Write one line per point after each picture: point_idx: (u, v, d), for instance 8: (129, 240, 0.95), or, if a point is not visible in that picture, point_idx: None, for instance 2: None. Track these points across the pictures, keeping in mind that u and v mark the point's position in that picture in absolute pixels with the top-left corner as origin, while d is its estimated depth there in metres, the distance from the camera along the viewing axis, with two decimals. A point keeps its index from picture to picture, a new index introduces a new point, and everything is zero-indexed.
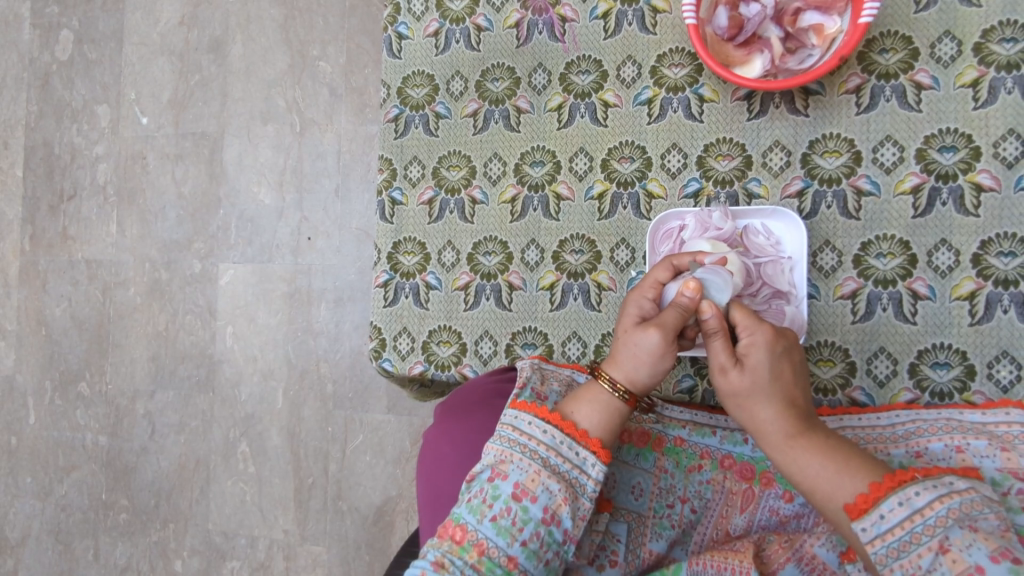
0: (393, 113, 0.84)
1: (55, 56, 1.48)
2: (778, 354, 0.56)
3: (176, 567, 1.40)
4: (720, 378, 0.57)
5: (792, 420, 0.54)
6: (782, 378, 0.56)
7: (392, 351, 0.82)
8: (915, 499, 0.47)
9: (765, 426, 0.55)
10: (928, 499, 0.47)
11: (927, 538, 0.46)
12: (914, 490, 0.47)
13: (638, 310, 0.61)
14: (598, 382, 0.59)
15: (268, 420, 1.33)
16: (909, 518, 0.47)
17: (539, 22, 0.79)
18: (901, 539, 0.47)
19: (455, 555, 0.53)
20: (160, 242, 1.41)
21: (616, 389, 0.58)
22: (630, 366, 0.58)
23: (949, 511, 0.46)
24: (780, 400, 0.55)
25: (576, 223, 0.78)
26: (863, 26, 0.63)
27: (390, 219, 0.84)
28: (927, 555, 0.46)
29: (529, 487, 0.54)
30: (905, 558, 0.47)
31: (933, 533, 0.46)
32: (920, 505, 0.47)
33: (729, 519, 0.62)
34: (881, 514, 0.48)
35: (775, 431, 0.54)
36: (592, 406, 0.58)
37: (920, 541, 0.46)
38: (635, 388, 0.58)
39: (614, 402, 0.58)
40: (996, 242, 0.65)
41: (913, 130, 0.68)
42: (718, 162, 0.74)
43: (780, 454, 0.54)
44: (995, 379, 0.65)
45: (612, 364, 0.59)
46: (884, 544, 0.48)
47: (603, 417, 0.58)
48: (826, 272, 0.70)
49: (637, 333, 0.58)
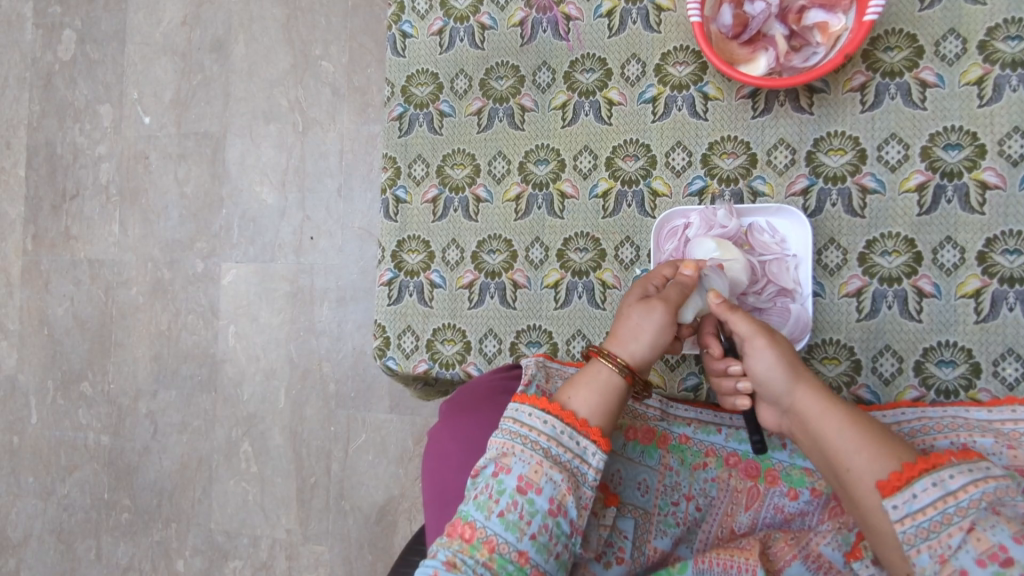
0: (397, 111, 0.84)
1: (57, 55, 1.49)
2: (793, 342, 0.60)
3: (179, 567, 1.40)
4: (756, 349, 0.58)
5: (826, 394, 0.55)
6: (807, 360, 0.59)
7: (397, 349, 0.82)
8: (949, 481, 0.46)
9: (802, 397, 0.55)
10: (962, 482, 0.46)
11: (958, 519, 0.45)
12: (949, 472, 0.46)
13: (642, 290, 0.63)
14: (597, 360, 0.60)
15: (270, 419, 1.33)
16: (942, 499, 0.46)
17: (543, 21, 0.79)
18: (932, 519, 0.46)
19: (466, 554, 0.52)
20: (163, 242, 1.41)
21: (615, 364, 0.59)
22: (631, 341, 0.60)
23: (984, 494, 0.45)
24: (818, 376, 0.56)
25: (581, 221, 0.78)
26: (869, 23, 0.63)
27: (394, 217, 0.84)
28: (957, 534, 0.45)
29: (532, 479, 0.54)
30: (934, 538, 0.46)
31: (965, 514, 0.45)
32: (954, 487, 0.46)
33: (735, 517, 0.62)
34: (914, 493, 0.47)
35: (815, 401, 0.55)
36: (589, 390, 0.58)
37: (951, 521, 0.45)
38: (632, 363, 0.59)
39: (613, 377, 0.58)
40: (1001, 239, 0.65)
41: (918, 128, 0.68)
42: (722, 160, 0.74)
43: (818, 423, 0.54)
44: (1000, 376, 0.65)
45: (614, 341, 0.61)
46: (914, 524, 0.47)
47: (599, 400, 0.58)
48: (831, 270, 0.70)
49: (644, 307, 0.60)
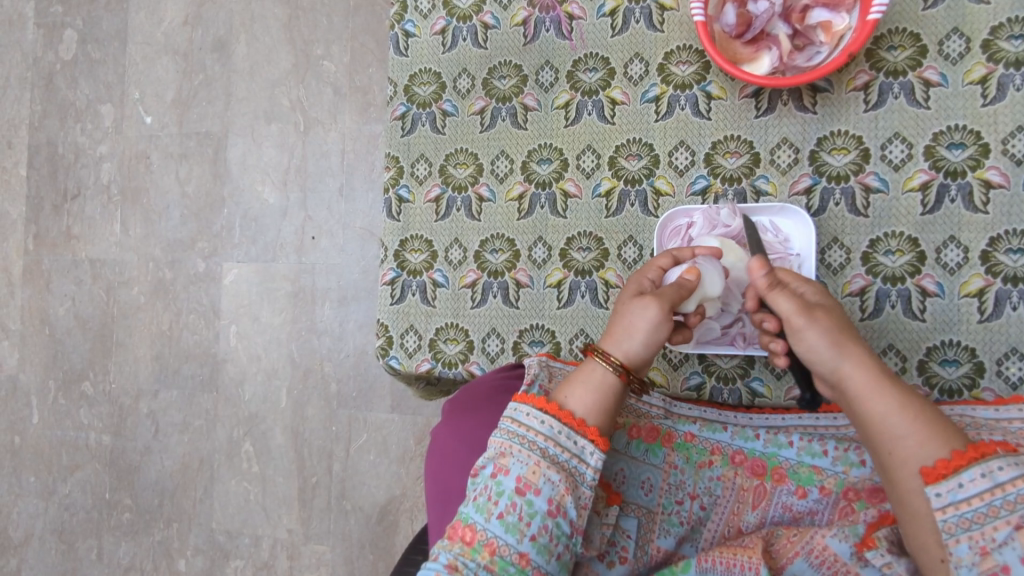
0: (400, 110, 0.84)
1: (59, 55, 1.49)
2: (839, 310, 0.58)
3: (180, 566, 1.40)
4: (795, 327, 0.55)
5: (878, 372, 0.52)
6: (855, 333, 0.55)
7: (399, 348, 0.82)
8: (998, 473, 0.46)
9: (853, 372, 0.52)
10: (1011, 476, 0.46)
11: (1005, 513, 0.45)
12: (998, 464, 0.46)
13: (636, 286, 0.62)
14: (591, 359, 0.59)
15: (272, 418, 1.33)
16: (991, 490, 0.45)
17: (545, 20, 0.79)
18: (976, 510, 0.46)
19: (468, 558, 0.53)
20: (164, 242, 1.41)
21: (609, 362, 0.58)
22: (624, 339, 0.59)
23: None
24: (865, 352, 0.53)
25: (584, 221, 0.78)
26: (872, 22, 0.63)
27: (396, 216, 0.84)
28: (1004, 528, 0.45)
29: (530, 480, 0.53)
30: (977, 530, 0.46)
31: (1012, 508, 0.45)
32: (1002, 480, 0.46)
33: (741, 516, 0.62)
34: (960, 482, 0.46)
35: (868, 377, 0.51)
36: (585, 388, 0.57)
37: (998, 514, 0.45)
38: (628, 361, 0.58)
39: (608, 376, 0.57)
40: (1005, 238, 0.65)
41: (922, 127, 0.68)
42: (726, 159, 0.74)
43: (870, 398, 0.51)
44: (1004, 376, 0.65)
45: (608, 340, 0.60)
46: (956, 513, 0.46)
47: (594, 398, 0.57)
48: (834, 269, 0.70)
49: (636, 305, 0.59)
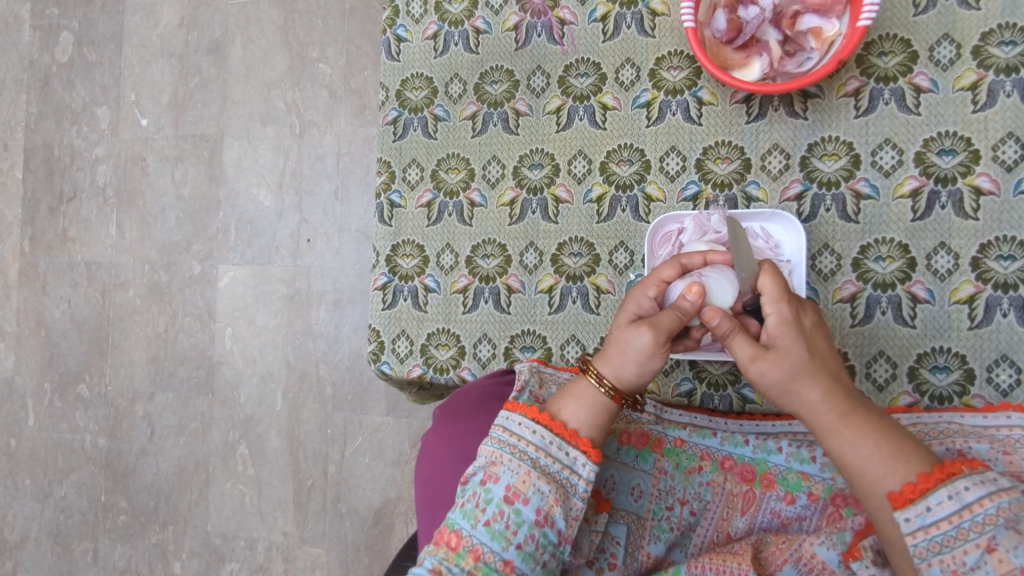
0: (392, 115, 0.84)
1: (55, 57, 1.48)
2: (807, 329, 0.54)
3: (176, 568, 1.40)
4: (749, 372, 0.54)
5: (840, 399, 0.52)
6: (819, 356, 0.53)
7: (391, 353, 0.82)
8: (965, 494, 0.46)
9: (814, 407, 0.52)
10: (978, 495, 0.46)
11: (975, 535, 0.46)
12: (964, 484, 0.47)
13: (636, 307, 0.60)
14: (585, 378, 0.58)
15: (267, 421, 1.33)
16: (958, 513, 0.46)
17: (537, 25, 0.79)
18: (946, 533, 0.46)
19: (452, 562, 0.53)
20: (160, 244, 1.41)
21: (602, 386, 0.57)
22: (618, 363, 0.57)
23: (999, 509, 0.46)
24: (823, 383, 0.52)
25: (575, 226, 0.78)
26: (862, 29, 0.63)
27: (388, 221, 0.84)
28: (974, 552, 0.46)
29: (519, 489, 0.53)
30: (948, 553, 0.47)
31: (981, 530, 0.46)
32: (970, 501, 0.46)
33: (730, 522, 0.62)
34: (929, 506, 0.47)
35: (828, 411, 0.51)
36: (579, 403, 0.57)
37: (967, 537, 0.46)
38: (621, 385, 0.57)
39: (600, 397, 0.57)
40: (995, 244, 0.65)
41: (912, 133, 0.67)
42: (717, 164, 0.74)
43: (831, 435, 0.51)
44: (995, 382, 0.65)
45: (602, 359, 0.58)
46: (926, 538, 0.47)
47: (589, 414, 0.57)
48: (825, 275, 0.70)
49: (630, 331, 0.57)
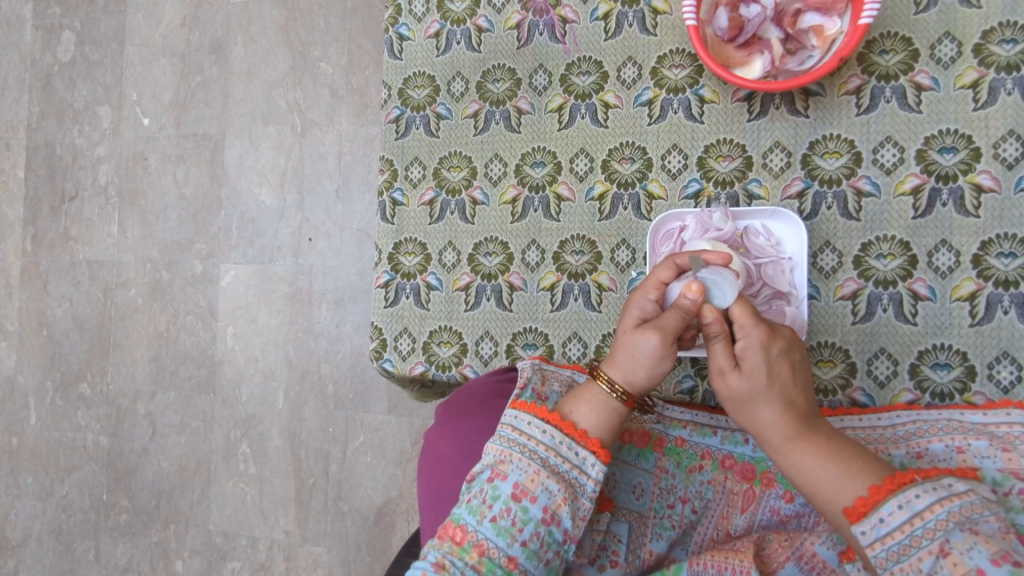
0: (394, 114, 0.84)
1: (57, 56, 1.49)
2: (774, 354, 0.55)
3: (177, 567, 1.40)
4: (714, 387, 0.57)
5: (791, 422, 0.53)
6: (780, 380, 0.54)
7: (393, 351, 0.82)
8: (916, 501, 0.47)
9: (767, 428, 0.54)
10: (928, 502, 0.46)
11: (927, 542, 0.46)
12: (914, 492, 0.47)
13: (638, 312, 0.60)
14: (596, 382, 0.59)
15: (269, 420, 1.34)
16: (909, 520, 0.47)
17: (540, 23, 0.79)
18: (901, 542, 0.47)
19: (456, 557, 0.53)
20: (161, 243, 1.42)
21: (614, 390, 0.58)
22: (626, 367, 0.58)
23: (950, 514, 0.46)
24: (775, 407, 0.54)
25: (577, 224, 0.78)
26: (863, 27, 0.63)
27: (390, 219, 0.84)
28: (928, 557, 0.46)
29: (528, 487, 0.54)
30: (905, 562, 0.47)
31: (933, 536, 0.46)
32: (920, 508, 0.46)
33: (730, 519, 0.62)
34: (881, 517, 0.48)
35: (776, 433, 0.54)
36: (590, 406, 0.58)
37: (920, 544, 0.46)
38: (633, 389, 0.58)
39: (612, 402, 0.58)
40: (996, 242, 0.65)
41: (914, 131, 0.68)
42: (718, 162, 0.74)
43: (783, 454, 0.54)
44: (995, 379, 0.65)
45: (612, 364, 0.59)
46: (884, 548, 0.47)
47: (602, 416, 0.57)
48: (826, 273, 0.71)
49: (637, 336, 0.57)
